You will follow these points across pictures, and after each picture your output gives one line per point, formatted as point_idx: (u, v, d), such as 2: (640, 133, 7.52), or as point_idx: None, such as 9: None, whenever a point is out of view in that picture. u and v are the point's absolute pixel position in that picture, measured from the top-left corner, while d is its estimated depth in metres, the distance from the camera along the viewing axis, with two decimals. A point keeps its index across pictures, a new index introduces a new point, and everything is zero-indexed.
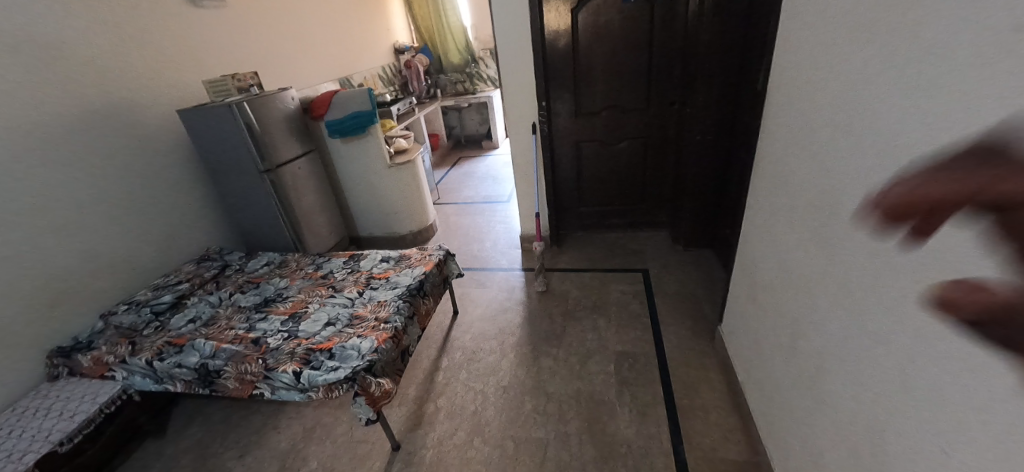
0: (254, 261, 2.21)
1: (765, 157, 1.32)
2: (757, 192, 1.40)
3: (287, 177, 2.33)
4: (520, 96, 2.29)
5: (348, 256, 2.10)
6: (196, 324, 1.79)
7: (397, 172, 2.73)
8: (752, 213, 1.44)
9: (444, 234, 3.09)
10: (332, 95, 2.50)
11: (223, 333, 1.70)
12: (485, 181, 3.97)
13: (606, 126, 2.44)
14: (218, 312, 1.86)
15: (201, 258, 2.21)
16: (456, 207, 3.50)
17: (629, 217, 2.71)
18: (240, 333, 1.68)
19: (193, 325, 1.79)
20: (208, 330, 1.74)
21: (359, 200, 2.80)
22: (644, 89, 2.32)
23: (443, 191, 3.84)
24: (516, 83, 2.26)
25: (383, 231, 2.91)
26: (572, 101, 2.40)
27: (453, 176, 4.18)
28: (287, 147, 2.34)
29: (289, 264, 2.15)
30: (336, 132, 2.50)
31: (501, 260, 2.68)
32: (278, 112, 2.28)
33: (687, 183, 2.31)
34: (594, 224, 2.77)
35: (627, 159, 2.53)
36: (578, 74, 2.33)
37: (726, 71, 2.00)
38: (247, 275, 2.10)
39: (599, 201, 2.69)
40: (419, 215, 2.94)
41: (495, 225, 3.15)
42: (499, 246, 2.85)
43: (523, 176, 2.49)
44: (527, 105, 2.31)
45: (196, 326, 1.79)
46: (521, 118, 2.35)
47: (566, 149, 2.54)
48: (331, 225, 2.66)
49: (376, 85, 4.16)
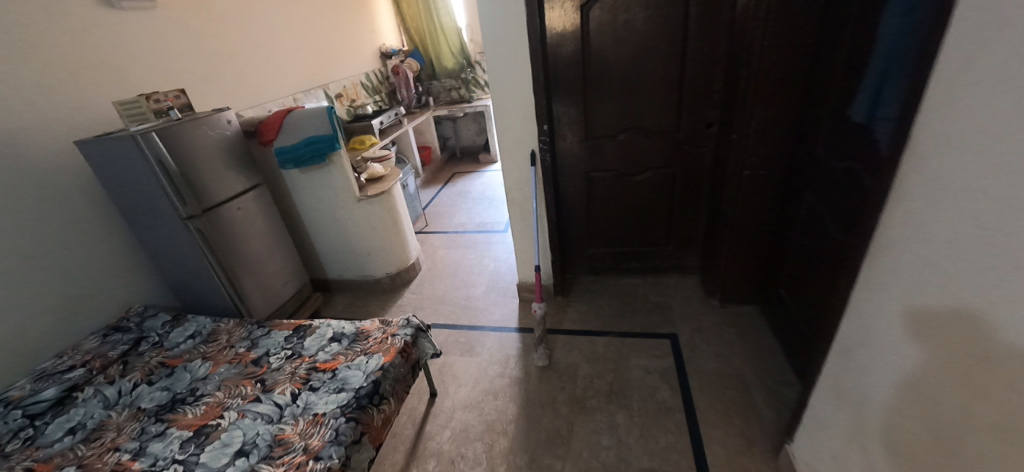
0: (177, 330, 1.74)
1: (903, 239, 0.82)
2: (876, 286, 0.90)
3: (224, 220, 1.83)
4: (516, 118, 1.80)
5: (292, 329, 1.63)
6: (76, 439, 1.32)
7: (367, 206, 2.25)
8: (867, 319, 0.93)
9: (428, 274, 2.62)
10: (284, 116, 2.00)
11: (102, 460, 1.23)
12: (479, 203, 3.51)
13: (624, 154, 1.95)
14: (110, 418, 1.39)
15: (112, 326, 1.74)
16: (444, 237, 3.03)
17: (651, 261, 2.23)
18: (123, 461, 1.21)
19: (71, 440, 1.32)
20: (86, 452, 1.27)
21: (324, 239, 2.32)
22: (675, 109, 1.82)
23: (431, 216, 3.38)
24: (512, 99, 1.76)
25: (354, 274, 2.44)
26: (582, 123, 1.91)
27: (444, 197, 3.71)
28: (224, 182, 1.84)
29: (220, 336, 1.68)
30: (288, 162, 1.98)
31: (495, 314, 2.19)
32: (211, 141, 1.79)
33: (728, 228, 1.81)
34: (607, 267, 2.29)
35: (650, 194, 2.04)
36: (588, 88, 1.83)
37: (791, 86, 1.48)
38: (164, 353, 1.64)
39: (616, 242, 2.21)
40: (398, 254, 2.46)
41: (487, 262, 2.68)
42: (492, 293, 2.36)
43: (520, 215, 2.01)
44: (527, 127, 1.81)
45: (75, 441, 1.32)
46: (518, 144, 1.85)
47: (574, 180, 2.05)
48: (290, 273, 2.19)
49: (358, 95, 3.69)
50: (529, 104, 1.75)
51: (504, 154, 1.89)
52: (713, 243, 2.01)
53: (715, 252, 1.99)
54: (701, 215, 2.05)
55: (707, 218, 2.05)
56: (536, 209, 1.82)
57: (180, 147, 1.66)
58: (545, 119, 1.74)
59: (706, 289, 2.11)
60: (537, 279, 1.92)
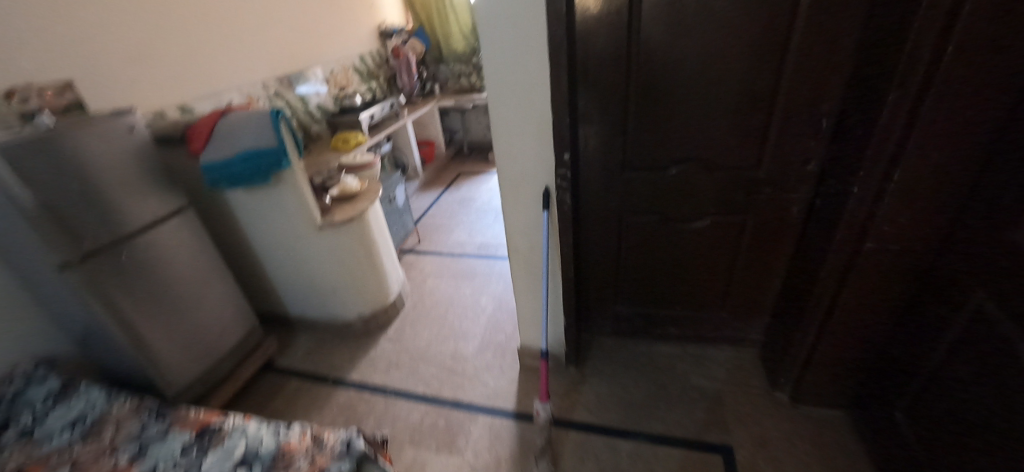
0: (59, 411, 1.26)
1: None
2: None
3: (123, 265, 1.32)
4: (530, 140, 1.24)
5: (197, 431, 1.16)
6: None
7: (331, 236, 1.76)
8: None
9: (412, 314, 2.15)
10: (217, 121, 1.49)
11: None
12: (483, 217, 3.02)
13: (675, 193, 1.40)
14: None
15: None
16: (437, 262, 2.57)
17: (695, 327, 1.71)
18: None
19: None
20: None
21: (281, 273, 1.86)
22: (756, 137, 1.26)
23: (426, 231, 2.92)
24: (521, 113, 1.20)
25: (320, 314, 1.98)
26: (619, 149, 1.35)
27: (444, 206, 3.23)
28: (127, 211, 1.33)
29: (105, 429, 1.20)
30: (220, 182, 1.47)
31: (488, 386, 1.70)
32: (102, 157, 1.26)
33: (822, 311, 1.27)
34: (636, 330, 1.78)
35: (705, 246, 1.50)
36: (631, 101, 1.27)
37: (980, 120, 0.90)
38: (28, 452, 1.16)
39: (651, 301, 1.69)
40: (376, 292, 2.00)
41: (484, 301, 2.19)
42: (487, 352, 1.86)
43: (526, 268, 1.50)
44: (541, 154, 1.25)
45: None
46: (527, 176, 1.31)
47: (601, 223, 1.52)
48: (234, 319, 1.72)
49: (349, 80, 3.16)
50: (546, 122, 1.19)
51: (508, 188, 1.35)
52: (788, 318, 1.47)
53: (791, 333, 1.46)
54: (772, 278, 1.52)
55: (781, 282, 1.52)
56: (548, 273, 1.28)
57: (41, 169, 1.14)
58: (567, 146, 1.19)
59: (769, 375, 1.58)
60: (546, 367, 1.44)
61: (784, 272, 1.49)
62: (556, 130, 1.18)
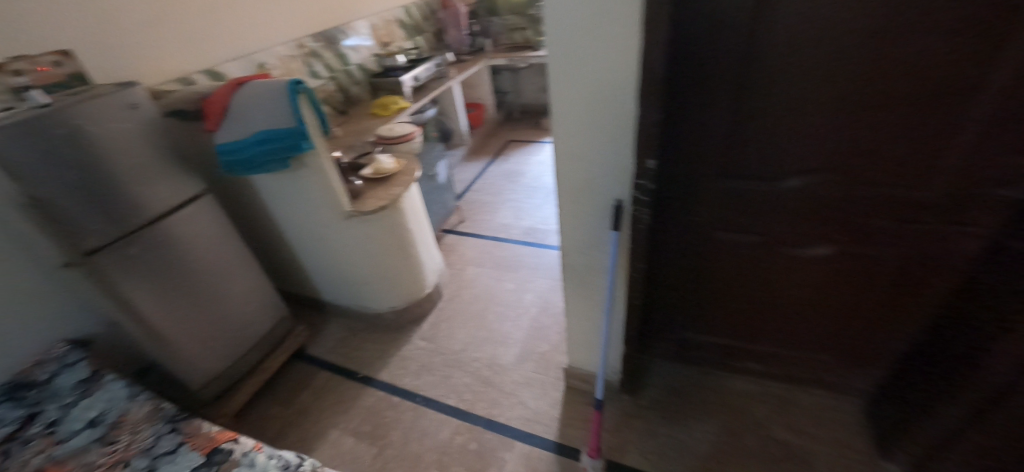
0: (82, 406, 1.20)
1: None
2: None
3: (135, 259, 1.21)
4: (601, 138, 0.92)
5: (206, 453, 1.05)
6: None
7: (362, 226, 1.57)
8: None
9: (448, 308, 1.98)
10: (232, 94, 1.29)
11: None
12: (531, 196, 2.74)
13: (791, 212, 1.05)
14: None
15: (14, 385, 1.25)
16: (479, 246, 2.36)
17: (783, 365, 1.40)
18: None
19: None
20: None
21: (311, 260, 1.73)
22: (934, 150, 0.86)
23: (469, 209, 2.70)
24: (592, 103, 0.88)
25: (353, 303, 1.86)
26: (720, 153, 1.00)
27: (489, 180, 2.98)
28: (136, 200, 1.19)
29: (121, 436, 1.13)
30: (237, 167, 1.30)
31: (526, 406, 1.51)
32: (105, 138, 1.10)
33: (987, 395, 0.92)
34: (706, 359, 1.50)
35: (817, 277, 1.16)
36: (749, 91, 0.90)
37: None
38: (48, 451, 1.11)
39: (730, 331, 1.38)
40: (412, 283, 1.84)
41: (527, 300, 1.97)
42: (527, 363, 1.67)
43: (582, 288, 1.23)
44: (614, 158, 0.94)
45: None
46: (591, 183, 1.01)
47: (680, 240, 1.21)
48: (263, 307, 1.62)
49: (393, 36, 2.87)
50: (626, 118, 0.87)
51: (565, 195, 1.06)
52: (923, 379, 1.13)
53: (925, 400, 1.11)
54: (905, 324, 1.16)
55: (918, 331, 1.15)
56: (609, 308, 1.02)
57: (31, 155, 0.99)
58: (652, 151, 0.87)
59: (879, 441, 1.25)
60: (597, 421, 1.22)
61: (926, 321, 1.12)
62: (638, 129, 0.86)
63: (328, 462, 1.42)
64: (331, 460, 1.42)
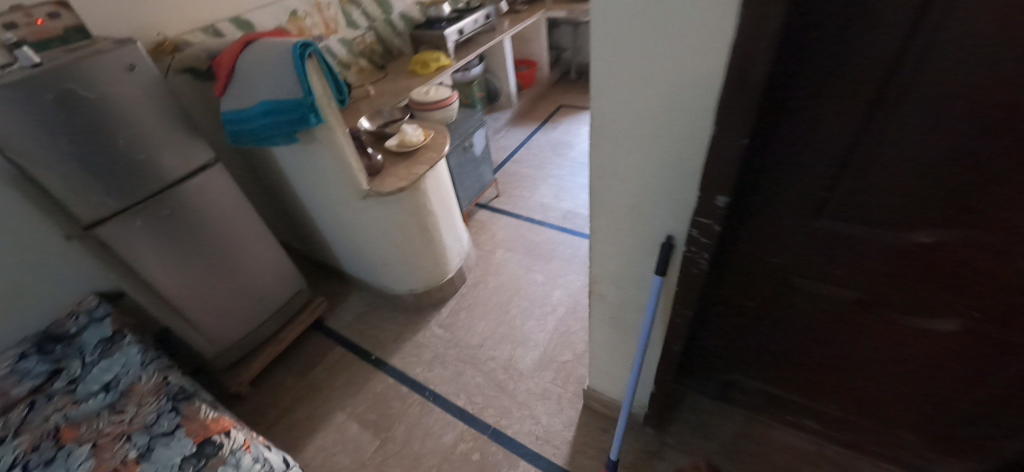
0: (100, 367, 1.24)
1: None
2: None
3: (141, 231, 1.16)
4: (657, 159, 0.68)
5: (198, 443, 1.03)
6: None
7: (380, 207, 1.44)
8: None
9: (471, 295, 1.86)
10: (238, 55, 1.14)
11: None
12: (577, 174, 2.48)
13: (914, 271, 0.76)
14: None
15: (45, 336, 1.31)
16: (512, 227, 2.19)
17: (850, 432, 1.15)
18: None
19: None
20: None
21: (332, 234, 1.65)
22: None
23: (507, 182, 2.50)
24: (648, 114, 0.64)
25: (373, 280, 1.77)
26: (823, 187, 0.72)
27: (533, 151, 2.73)
28: (138, 171, 1.11)
29: (129, 406, 1.15)
30: (245, 138, 1.18)
31: (538, 422, 1.39)
32: (102, 103, 1.01)
33: None
34: (756, 405, 1.27)
35: (925, 350, 0.88)
36: (892, 112, 0.60)
37: None
38: (67, 410, 1.15)
39: (793, 384, 1.14)
40: (434, 267, 1.71)
41: (556, 297, 1.80)
42: (546, 372, 1.53)
43: (613, 319, 1.03)
44: (671, 186, 0.71)
45: None
46: (636, 212, 0.78)
47: (746, 278, 0.96)
48: (281, 279, 1.58)
49: None
50: (695, 138, 0.63)
51: (600, 220, 0.84)
52: None
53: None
54: None
55: None
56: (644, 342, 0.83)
57: (23, 125, 0.93)
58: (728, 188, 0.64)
59: None
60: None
61: None
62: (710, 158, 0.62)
63: (332, 446, 1.41)
64: (334, 445, 1.41)
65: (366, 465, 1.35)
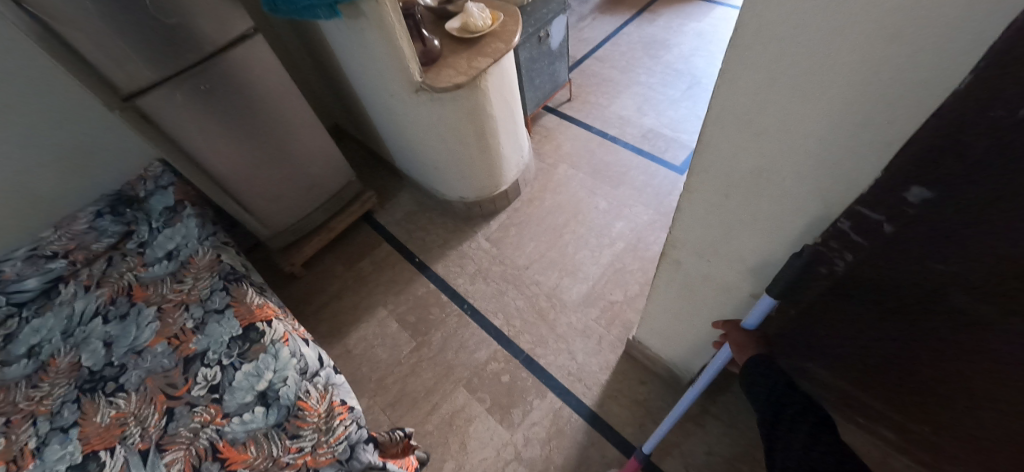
0: (164, 235, 1.32)
1: None
2: None
3: (179, 107, 1.08)
4: (830, 112, 0.43)
5: (244, 327, 1.09)
6: (28, 367, 1.15)
7: (432, 107, 1.25)
8: None
9: (524, 212, 1.72)
10: None
11: (18, 427, 1.04)
12: (669, 84, 2.06)
13: None
14: (55, 358, 1.15)
15: (118, 198, 1.40)
16: (581, 140, 1.92)
17: None
18: (24, 451, 1.00)
19: (23, 365, 1.15)
20: (20, 397, 1.10)
21: (383, 127, 1.52)
22: None
23: (584, 84, 2.14)
24: (841, 37, 0.37)
25: (423, 181, 1.67)
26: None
27: (622, 47, 2.28)
28: (172, 38, 0.99)
29: (187, 277, 1.23)
30: (283, 6, 1.00)
31: (573, 358, 1.33)
32: None
33: None
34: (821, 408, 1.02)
35: None
36: None
37: None
38: (138, 271, 1.27)
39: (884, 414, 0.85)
40: (487, 178, 1.56)
41: (617, 229, 1.60)
42: (591, 309, 1.42)
43: (682, 287, 0.86)
44: (830, 158, 0.47)
45: (25, 370, 1.15)
46: (764, 177, 0.54)
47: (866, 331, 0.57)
48: (331, 171, 1.53)
49: None
50: (918, 92, 0.36)
51: (703, 178, 0.62)
52: None
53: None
54: None
55: None
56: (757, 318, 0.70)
57: None
58: (941, 181, 0.39)
59: None
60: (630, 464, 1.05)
61: None
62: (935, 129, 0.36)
63: (372, 339, 1.46)
64: (374, 338, 1.46)
65: (401, 363, 1.40)
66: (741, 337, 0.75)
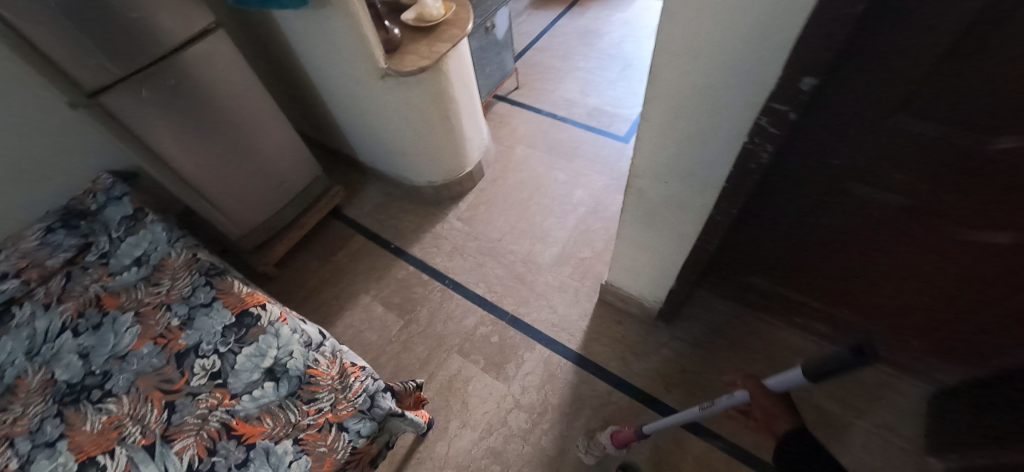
0: (128, 243, 1.28)
1: None
2: None
3: (147, 104, 1.08)
4: (739, 37, 0.57)
5: (236, 314, 1.10)
6: None
7: (397, 90, 1.32)
8: None
9: (490, 191, 1.82)
10: None
11: None
12: (606, 68, 2.27)
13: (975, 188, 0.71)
14: (23, 379, 1.08)
15: (68, 212, 1.32)
16: (534, 122, 2.06)
17: (855, 335, 1.20)
18: None
19: None
20: None
21: (347, 118, 1.56)
22: None
23: (529, 73, 2.30)
24: None
25: (391, 170, 1.73)
26: (906, 94, 0.63)
27: (560, 38, 2.47)
28: (136, 34, 1.00)
29: (163, 279, 1.21)
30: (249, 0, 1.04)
31: (555, 312, 1.46)
32: None
33: None
34: (764, 304, 1.31)
35: (949, 274, 0.89)
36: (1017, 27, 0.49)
37: None
38: (105, 281, 1.22)
39: (808, 286, 1.15)
40: (454, 160, 1.65)
41: (578, 196, 1.76)
42: (564, 267, 1.56)
43: (645, 216, 1.01)
44: (744, 74, 0.61)
45: None
46: (701, 95, 0.68)
47: (799, 180, 0.88)
48: (298, 166, 1.54)
49: None
50: (788, 12, 0.50)
51: (652, 107, 0.76)
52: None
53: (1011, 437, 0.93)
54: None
55: None
56: (785, 384, 0.69)
57: None
58: (819, 69, 0.54)
59: (934, 434, 1.11)
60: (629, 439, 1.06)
61: None
62: (808, 32, 0.50)
63: (359, 324, 1.50)
64: (362, 323, 1.50)
65: (392, 342, 1.45)
66: (772, 406, 0.70)
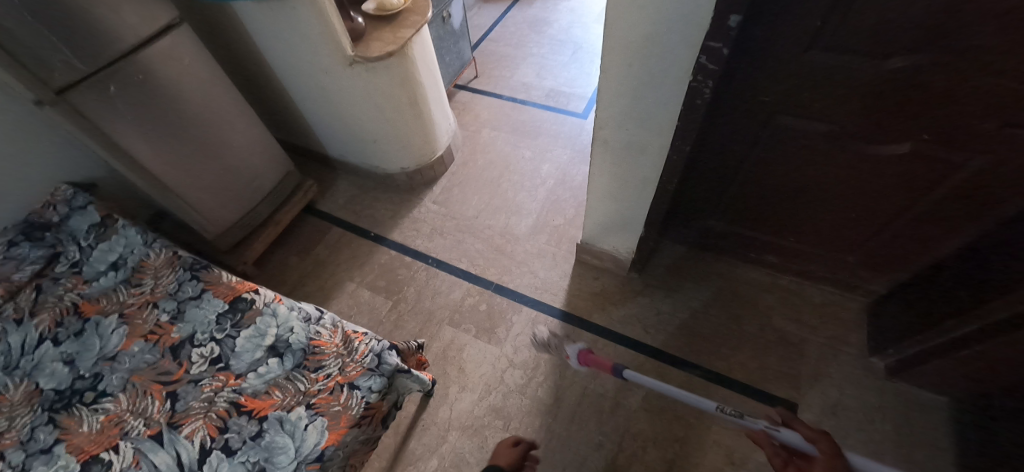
0: (101, 249, 1.25)
1: None
2: None
3: (116, 101, 1.08)
4: None
5: (229, 302, 1.12)
6: None
7: (367, 77, 1.37)
8: None
9: (461, 174, 1.89)
10: None
11: None
12: (558, 52, 2.38)
13: (876, 108, 0.86)
14: (2, 394, 1.03)
15: (28, 225, 1.27)
16: (496, 107, 2.15)
17: (800, 262, 1.36)
18: None
19: None
20: None
21: (316, 111, 1.58)
22: None
23: (486, 62, 2.38)
24: None
25: (363, 161, 1.77)
26: (814, 27, 0.77)
27: (511, 28, 2.57)
28: (100, 28, 1.00)
29: (145, 279, 1.20)
30: None
31: (537, 276, 1.55)
32: None
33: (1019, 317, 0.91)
34: (722, 245, 1.45)
35: (868, 189, 1.04)
36: None
37: None
38: (81, 289, 1.19)
39: (757, 221, 1.30)
40: (424, 145, 1.71)
41: (546, 170, 1.85)
42: (541, 235, 1.65)
43: (612, 167, 1.12)
44: (684, 20, 0.72)
45: None
46: (650, 42, 0.79)
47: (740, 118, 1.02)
48: (270, 162, 1.55)
49: None
50: None
51: (610, 60, 0.86)
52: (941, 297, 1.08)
53: (927, 322, 1.11)
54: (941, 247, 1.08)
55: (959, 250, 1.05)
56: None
57: None
58: (742, 6, 0.66)
59: (873, 336, 1.29)
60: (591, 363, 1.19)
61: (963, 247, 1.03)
62: None
63: (348, 310, 1.52)
64: (350, 309, 1.52)
65: (383, 323, 1.49)
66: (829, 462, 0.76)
